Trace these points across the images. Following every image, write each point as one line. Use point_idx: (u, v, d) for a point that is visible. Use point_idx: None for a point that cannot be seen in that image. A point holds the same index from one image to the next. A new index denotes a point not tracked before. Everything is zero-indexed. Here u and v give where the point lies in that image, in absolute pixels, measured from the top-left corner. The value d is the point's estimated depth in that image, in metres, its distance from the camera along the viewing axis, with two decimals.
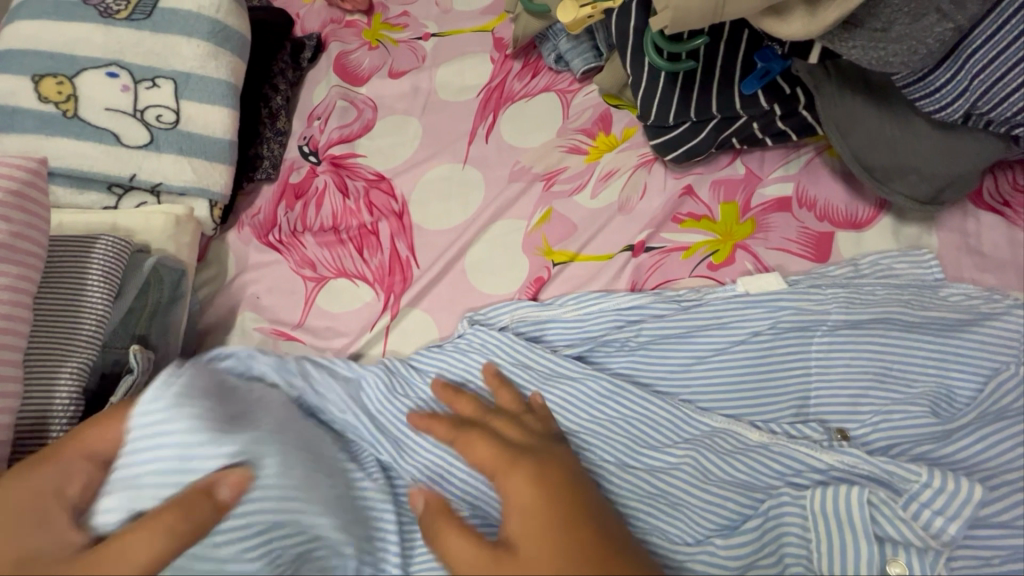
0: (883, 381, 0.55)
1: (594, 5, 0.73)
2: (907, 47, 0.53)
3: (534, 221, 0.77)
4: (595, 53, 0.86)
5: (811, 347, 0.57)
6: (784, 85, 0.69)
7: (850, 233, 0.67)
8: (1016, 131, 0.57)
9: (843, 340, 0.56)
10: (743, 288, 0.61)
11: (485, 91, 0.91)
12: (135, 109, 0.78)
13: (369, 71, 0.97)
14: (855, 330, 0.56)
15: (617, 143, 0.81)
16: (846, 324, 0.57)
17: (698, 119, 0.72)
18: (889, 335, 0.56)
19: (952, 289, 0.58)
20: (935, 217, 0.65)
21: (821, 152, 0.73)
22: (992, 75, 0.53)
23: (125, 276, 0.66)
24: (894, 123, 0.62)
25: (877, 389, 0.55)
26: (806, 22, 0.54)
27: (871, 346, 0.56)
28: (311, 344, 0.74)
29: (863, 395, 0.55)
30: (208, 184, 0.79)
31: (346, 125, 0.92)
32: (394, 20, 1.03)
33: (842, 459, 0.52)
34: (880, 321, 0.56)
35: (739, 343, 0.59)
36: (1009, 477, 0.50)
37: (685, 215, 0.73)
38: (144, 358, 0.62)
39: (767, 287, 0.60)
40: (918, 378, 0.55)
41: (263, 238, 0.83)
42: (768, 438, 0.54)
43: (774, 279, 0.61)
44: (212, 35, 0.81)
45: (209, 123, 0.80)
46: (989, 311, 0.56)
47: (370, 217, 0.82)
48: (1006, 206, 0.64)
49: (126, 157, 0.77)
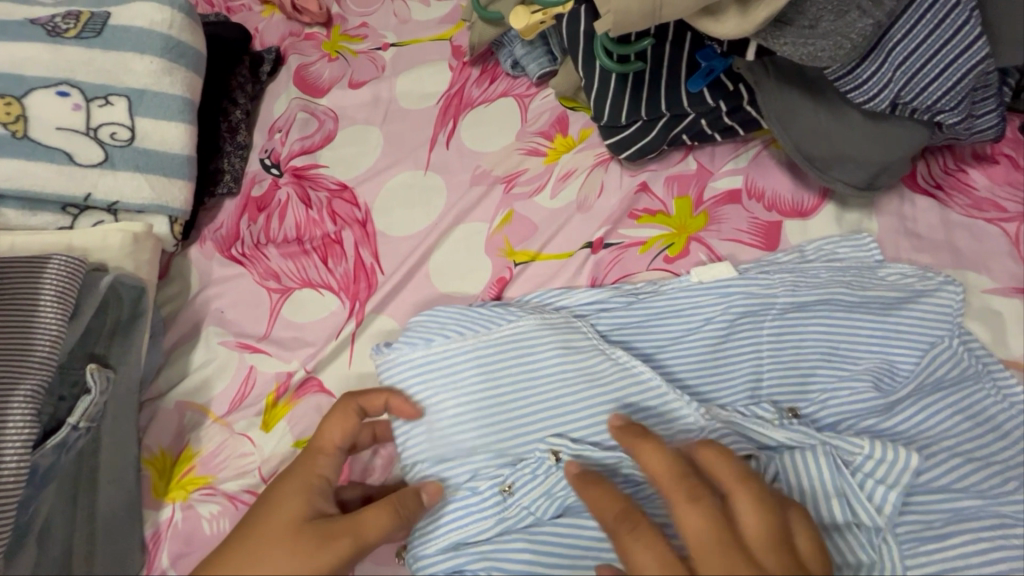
0: (829, 358, 0.58)
1: (545, 11, 0.75)
2: (833, 43, 0.56)
3: (496, 223, 0.78)
4: (550, 57, 0.88)
5: (762, 330, 0.59)
6: (727, 82, 0.71)
7: (796, 222, 0.70)
8: (938, 118, 0.61)
9: (792, 322, 0.59)
10: (696, 278, 0.62)
11: (445, 98, 0.92)
12: (88, 127, 0.77)
13: (330, 82, 0.98)
14: (802, 311, 0.59)
15: (574, 144, 0.83)
16: (794, 306, 0.60)
17: (648, 118, 0.75)
18: (833, 315, 0.59)
19: (890, 269, 0.62)
20: (874, 202, 0.69)
21: (768, 146, 0.76)
22: (912, 67, 0.57)
23: (81, 296, 0.66)
24: (830, 115, 0.65)
25: (824, 366, 0.58)
26: (738, 22, 0.57)
27: (818, 326, 0.59)
28: (276, 355, 0.73)
29: (812, 373, 0.58)
30: (167, 200, 0.78)
31: (307, 137, 0.92)
32: (353, 31, 1.04)
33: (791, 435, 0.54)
34: (824, 301, 0.59)
35: (694, 331, 0.61)
36: (945, 443, 0.54)
37: (641, 210, 0.75)
38: (102, 377, 0.61)
39: (719, 274, 0.62)
40: (862, 355, 0.58)
41: (227, 252, 0.83)
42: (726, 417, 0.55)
43: (725, 268, 0.63)
44: (166, 51, 0.81)
45: (166, 139, 0.79)
46: (923, 288, 0.59)
47: (334, 227, 0.82)
48: (938, 188, 0.68)
49: (81, 176, 0.76)
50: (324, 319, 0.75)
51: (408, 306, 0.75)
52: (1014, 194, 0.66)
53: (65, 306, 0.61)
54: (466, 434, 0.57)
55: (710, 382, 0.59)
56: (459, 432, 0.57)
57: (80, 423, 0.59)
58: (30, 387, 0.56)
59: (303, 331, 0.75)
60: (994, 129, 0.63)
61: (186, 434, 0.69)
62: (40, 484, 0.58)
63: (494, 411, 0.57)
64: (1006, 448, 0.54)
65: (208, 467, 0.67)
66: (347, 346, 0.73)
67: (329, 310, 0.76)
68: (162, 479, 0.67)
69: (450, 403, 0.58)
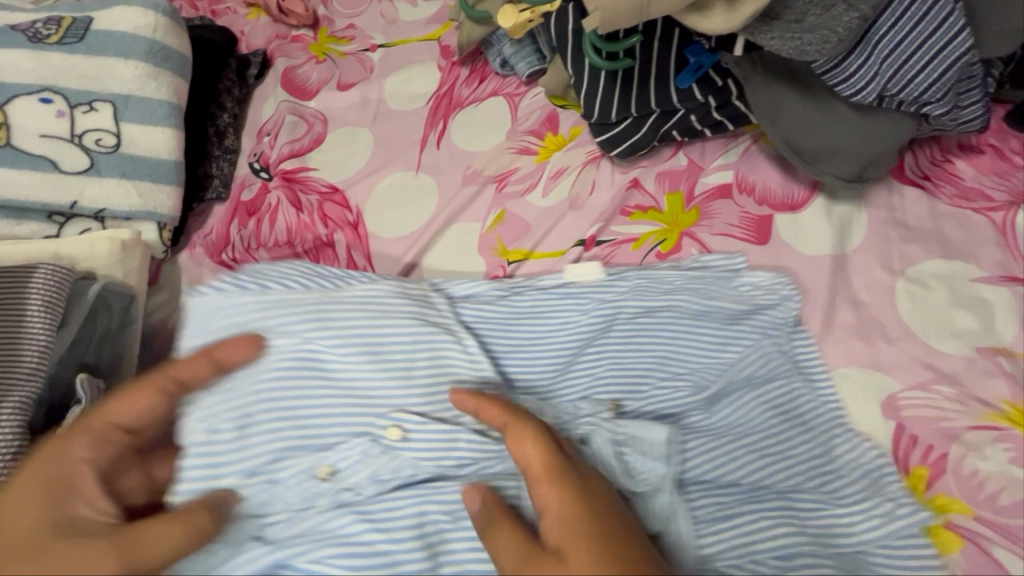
0: (665, 364, 0.58)
1: (533, 10, 0.75)
2: (820, 36, 0.57)
3: (488, 222, 0.78)
4: (539, 55, 0.88)
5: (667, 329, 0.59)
6: (716, 77, 0.72)
7: (787, 216, 0.70)
8: (925, 109, 0.61)
9: (681, 321, 0.59)
10: (569, 276, 0.63)
11: (434, 98, 0.92)
12: (72, 134, 0.76)
13: (318, 84, 0.97)
14: (704, 309, 0.60)
15: (565, 142, 0.83)
16: (698, 305, 0.60)
17: (639, 114, 0.75)
18: (673, 321, 0.59)
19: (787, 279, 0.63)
20: (864, 194, 0.69)
21: (758, 140, 0.76)
22: (898, 59, 0.57)
23: (68, 305, 0.65)
24: (818, 109, 0.65)
25: (658, 371, 0.57)
26: (726, 17, 0.57)
27: (663, 331, 0.58)
28: None
29: (646, 377, 0.57)
30: (154, 206, 0.77)
31: (296, 140, 0.91)
32: (341, 33, 1.03)
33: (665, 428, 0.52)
34: (668, 308, 0.59)
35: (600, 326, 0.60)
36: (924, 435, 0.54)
37: (633, 207, 0.75)
38: (92, 387, 0.60)
39: (584, 277, 0.63)
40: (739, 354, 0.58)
41: (217, 257, 0.82)
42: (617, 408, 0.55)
43: (593, 269, 0.63)
44: (150, 56, 0.80)
45: (152, 145, 0.78)
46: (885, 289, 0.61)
47: (325, 230, 0.82)
48: (926, 179, 0.68)
49: (66, 184, 0.75)
50: None
51: None
52: (1001, 183, 0.66)
53: (53, 316, 0.60)
54: (267, 408, 0.54)
55: (655, 382, 0.57)
56: (255, 404, 0.54)
57: None
58: (19, 398, 0.56)
59: None
60: (978, 119, 0.64)
61: None
62: None
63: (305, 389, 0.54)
64: (999, 434, 0.54)
65: None
66: None
67: None
68: None
69: (283, 385, 0.54)
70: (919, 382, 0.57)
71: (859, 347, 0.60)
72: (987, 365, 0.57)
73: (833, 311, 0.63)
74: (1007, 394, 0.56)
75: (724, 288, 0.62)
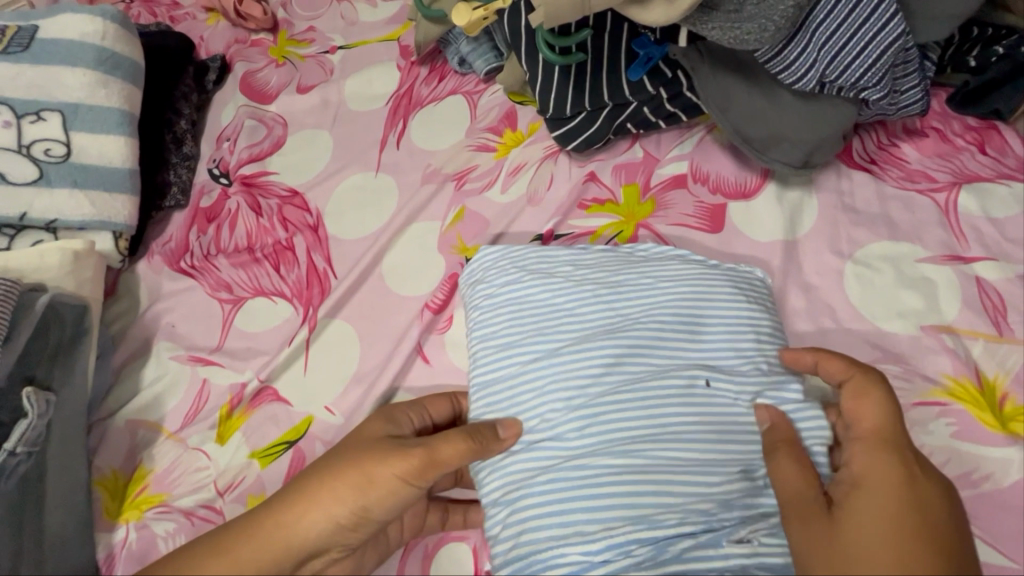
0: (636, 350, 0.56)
1: (485, 7, 0.75)
2: (758, 25, 0.57)
3: (448, 221, 0.78)
4: (496, 53, 0.88)
5: (619, 312, 0.59)
6: (665, 69, 0.72)
7: (740, 203, 0.71)
8: (863, 95, 0.62)
9: (640, 303, 0.59)
10: None
11: (394, 98, 0.92)
12: (20, 145, 0.75)
13: (278, 87, 0.96)
14: (652, 289, 0.60)
15: (524, 138, 0.83)
16: (643, 283, 0.60)
17: (592, 108, 0.75)
18: (627, 301, 0.59)
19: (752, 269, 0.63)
20: (814, 180, 0.70)
21: (711, 130, 0.77)
22: (834, 46, 0.59)
23: (15, 318, 0.64)
24: (764, 97, 0.66)
25: (631, 356, 0.56)
26: (665, 8, 0.58)
27: (616, 308, 0.59)
28: (229, 367, 0.72)
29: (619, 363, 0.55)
30: (109, 215, 0.76)
31: (255, 144, 0.91)
32: (300, 35, 1.02)
33: (650, 426, 0.52)
34: (619, 287, 0.60)
35: (575, 312, 0.59)
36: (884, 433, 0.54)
37: (590, 200, 0.75)
38: (39, 401, 0.61)
39: None
40: (710, 333, 0.57)
41: (175, 265, 0.81)
42: (600, 396, 0.54)
43: None
44: (99, 63, 0.79)
45: (105, 153, 0.77)
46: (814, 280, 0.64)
47: (285, 233, 0.81)
48: (872, 163, 0.70)
49: (15, 195, 0.74)
50: (278, 327, 0.74)
51: (363, 309, 0.74)
52: (943, 164, 0.68)
53: None
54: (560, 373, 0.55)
55: (634, 365, 0.55)
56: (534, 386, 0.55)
57: (17, 448, 0.59)
58: None
59: (257, 340, 0.73)
60: (919, 103, 0.65)
61: (139, 452, 0.67)
62: None
63: (555, 357, 0.56)
64: (942, 410, 0.56)
65: (161, 484, 0.65)
66: (302, 353, 0.71)
67: (282, 318, 0.74)
68: (115, 501, 0.65)
69: (587, 355, 0.56)
70: (866, 362, 0.58)
71: (809, 331, 0.61)
72: (931, 343, 0.59)
73: (785, 296, 0.63)
74: (950, 369, 0.57)
75: (654, 271, 0.61)
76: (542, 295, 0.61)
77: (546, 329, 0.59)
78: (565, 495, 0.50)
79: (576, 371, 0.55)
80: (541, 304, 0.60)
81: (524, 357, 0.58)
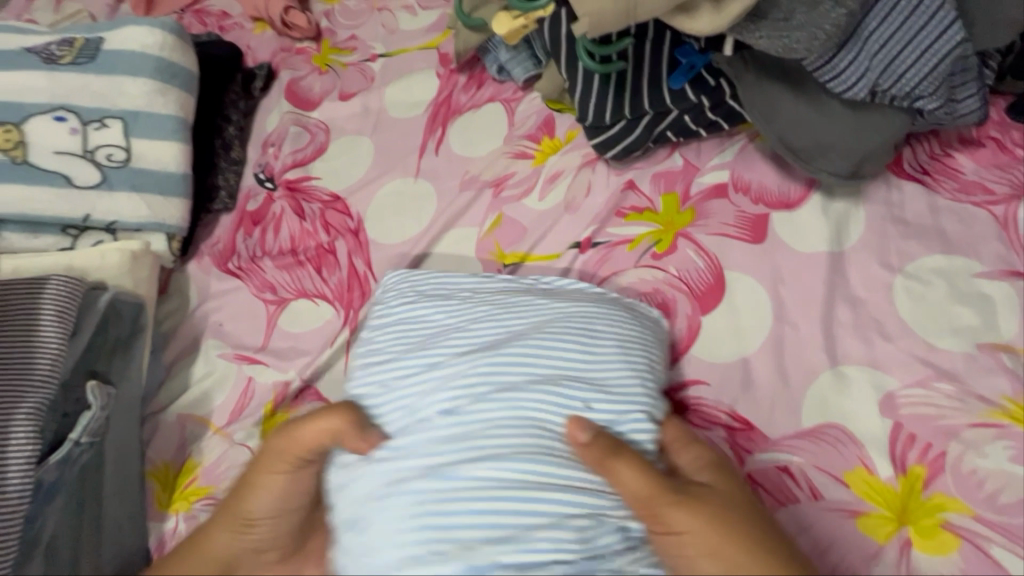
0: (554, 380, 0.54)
1: (526, 16, 0.75)
2: (808, 34, 0.57)
3: (485, 227, 0.79)
4: (534, 61, 0.89)
5: (507, 336, 0.58)
6: (708, 77, 0.72)
7: (783, 213, 0.69)
8: (918, 104, 0.61)
9: (512, 336, 0.58)
10: None
11: (433, 105, 0.94)
12: (85, 150, 0.79)
13: (321, 95, 0.99)
14: (580, 322, 0.58)
15: (561, 145, 0.84)
16: (506, 319, 0.59)
17: (632, 116, 0.75)
18: (514, 324, 0.59)
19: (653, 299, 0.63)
20: (862, 191, 0.68)
21: (754, 139, 0.75)
22: (888, 54, 0.57)
23: (80, 314, 0.67)
24: (811, 107, 0.65)
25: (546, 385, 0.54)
26: (712, 18, 0.58)
27: (533, 339, 0.57)
28: (273, 366, 0.74)
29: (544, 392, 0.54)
30: (164, 217, 0.80)
31: (299, 150, 0.94)
32: (342, 44, 1.05)
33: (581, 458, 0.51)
34: (500, 313, 0.60)
35: (450, 337, 0.59)
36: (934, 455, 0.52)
37: (628, 208, 0.75)
38: (103, 394, 0.63)
39: None
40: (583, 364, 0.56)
41: (223, 266, 0.84)
42: (519, 428, 0.52)
43: None
44: (158, 72, 0.83)
45: (161, 158, 0.81)
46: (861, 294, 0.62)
47: (327, 237, 0.83)
48: (925, 174, 0.67)
49: (79, 198, 0.78)
50: (319, 328, 0.76)
51: None
52: (1001, 176, 0.65)
53: (65, 325, 0.62)
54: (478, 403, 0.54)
55: (558, 395, 0.54)
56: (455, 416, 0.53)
57: (82, 437, 0.61)
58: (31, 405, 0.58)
59: (299, 341, 0.76)
60: (977, 112, 0.63)
61: (188, 446, 0.70)
62: (46, 499, 0.60)
63: (477, 385, 0.55)
64: (1001, 432, 0.53)
65: (208, 478, 0.68)
66: (342, 355, 0.73)
67: (324, 319, 0.77)
68: (165, 492, 0.68)
69: (514, 382, 0.55)
70: (918, 380, 0.56)
71: (856, 346, 0.59)
72: (987, 362, 0.56)
73: (830, 309, 0.62)
74: (1008, 390, 0.55)
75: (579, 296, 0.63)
76: (411, 323, 0.62)
77: (407, 365, 0.58)
78: (460, 519, 0.48)
79: (486, 400, 0.54)
80: (434, 325, 0.61)
81: (450, 385, 0.55)
